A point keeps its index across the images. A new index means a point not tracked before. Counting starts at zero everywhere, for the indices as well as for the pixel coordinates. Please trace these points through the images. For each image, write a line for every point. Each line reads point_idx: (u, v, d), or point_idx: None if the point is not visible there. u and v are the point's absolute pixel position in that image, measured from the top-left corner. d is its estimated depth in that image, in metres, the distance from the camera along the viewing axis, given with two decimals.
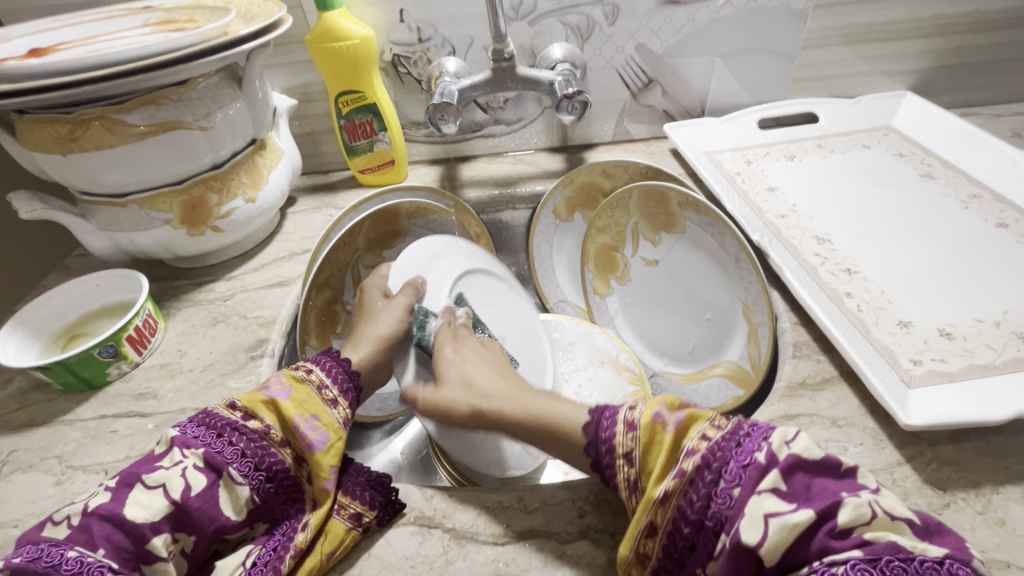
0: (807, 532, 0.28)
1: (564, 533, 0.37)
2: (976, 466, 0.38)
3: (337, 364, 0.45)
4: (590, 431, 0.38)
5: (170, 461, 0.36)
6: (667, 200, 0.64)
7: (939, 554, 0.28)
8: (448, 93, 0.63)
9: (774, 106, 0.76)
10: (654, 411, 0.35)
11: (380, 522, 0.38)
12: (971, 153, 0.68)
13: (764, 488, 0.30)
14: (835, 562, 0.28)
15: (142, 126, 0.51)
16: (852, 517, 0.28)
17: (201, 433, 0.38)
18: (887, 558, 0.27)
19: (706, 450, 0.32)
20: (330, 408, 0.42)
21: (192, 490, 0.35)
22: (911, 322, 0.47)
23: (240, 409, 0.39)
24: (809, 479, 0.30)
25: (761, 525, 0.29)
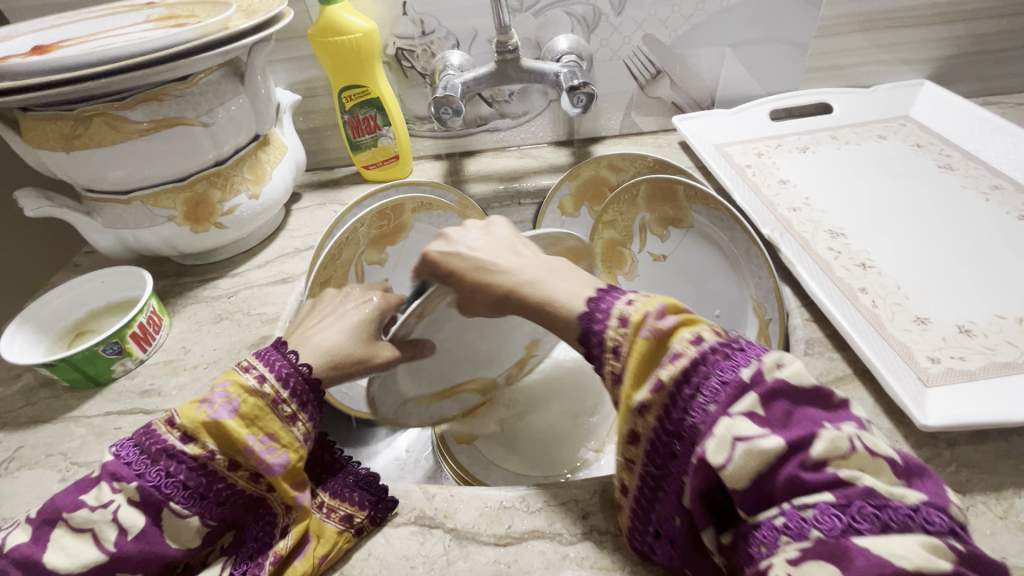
0: (779, 463, 0.25)
1: (566, 534, 0.36)
2: (998, 469, 0.36)
3: (292, 368, 0.39)
4: (583, 322, 0.34)
5: (97, 500, 0.32)
6: (675, 194, 0.62)
7: (914, 501, 0.24)
8: (451, 86, 0.62)
9: (786, 97, 0.74)
10: (648, 310, 0.31)
11: (373, 521, 0.38)
12: (992, 143, 0.66)
13: (737, 410, 0.26)
14: (806, 506, 0.25)
15: (145, 123, 0.51)
16: (827, 450, 0.25)
17: (129, 464, 0.33)
18: (859, 504, 0.24)
19: (692, 358, 0.29)
20: (286, 424, 0.37)
21: (128, 533, 0.32)
22: (928, 319, 0.45)
23: (179, 430, 0.34)
24: (792, 406, 0.27)
25: (727, 447, 0.26)
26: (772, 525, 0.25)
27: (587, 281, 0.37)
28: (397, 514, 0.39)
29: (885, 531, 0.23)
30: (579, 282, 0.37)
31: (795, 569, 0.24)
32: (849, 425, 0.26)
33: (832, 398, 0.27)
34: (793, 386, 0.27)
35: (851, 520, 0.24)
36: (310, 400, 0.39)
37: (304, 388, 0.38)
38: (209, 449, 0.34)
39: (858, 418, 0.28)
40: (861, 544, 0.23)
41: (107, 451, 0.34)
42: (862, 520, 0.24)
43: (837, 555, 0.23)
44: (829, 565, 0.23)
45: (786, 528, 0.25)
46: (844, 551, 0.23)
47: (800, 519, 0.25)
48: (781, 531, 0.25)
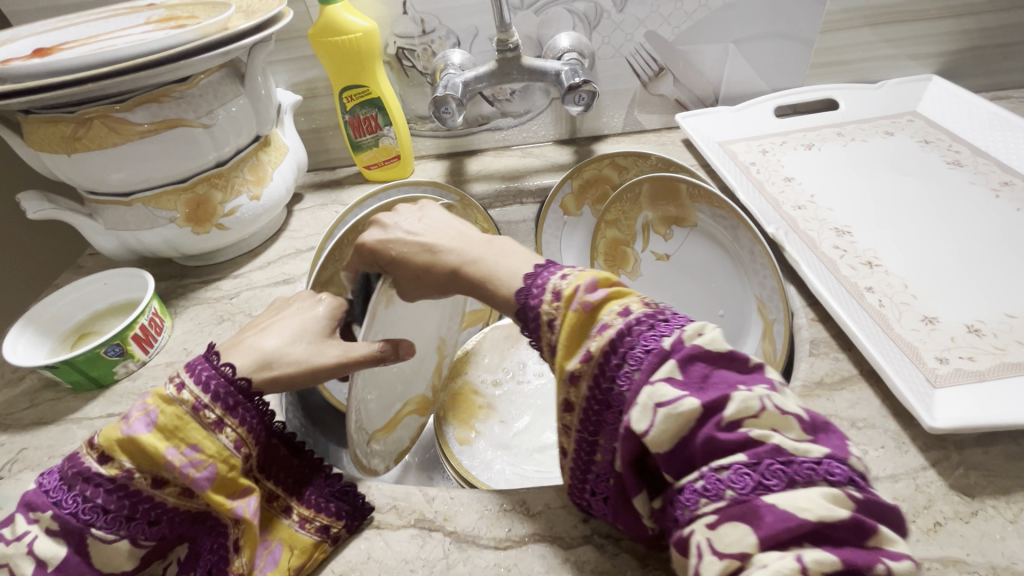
0: (697, 427, 0.26)
1: (567, 538, 0.36)
2: (1008, 472, 0.35)
3: (215, 372, 0.36)
4: (521, 297, 0.35)
5: (15, 533, 0.32)
6: (679, 193, 0.61)
7: (820, 456, 0.25)
8: (452, 85, 0.61)
9: (791, 93, 0.73)
10: (580, 284, 0.33)
11: (350, 530, 0.38)
12: (1002, 138, 0.65)
13: (658, 378, 0.27)
14: (721, 467, 0.26)
15: (145, 125, 0.51)
16: (740, 411, 0.26)
17: (47, 493, 0.32)
18: (768, 462, 0.25)
19: (617, 329, 0.30)
20: (211, 433, 0.34)
21: (48, 563, 0.31)
22: (937, 318, 0.45)
23: (97, 450, 0.33)
24: (709, 369, 0.27)
25: (649, 414, 0.27)
26: (693, 488, 0.26)
27: (528, 257, 0.38)
28: (397, 517, 0.38)
29: (793, 486, 0.24)
30: (519, 258, 0.38)
31: (712, 531, 0.25)
32: (761, 386, 0.27)
33: (748, 360, 0.28)
34: (711, 351, 0.28)
35: (762, 478, 0.25)
36: (235, 401, 0.36)
37: (226, 390, 0.36)
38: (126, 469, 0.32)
39: (772, 379, 0.28)
40: (770, 501, 0.24)
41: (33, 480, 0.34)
42: (772, 477, 0.25)
43: (750, 516, 0.24)
44: (742, 525, 0.24)
45: (705, 491, 0.26)
46: (754, 510, 0.24)
47: (717, 481, 0.25)
48: (701, 493, 0.26)
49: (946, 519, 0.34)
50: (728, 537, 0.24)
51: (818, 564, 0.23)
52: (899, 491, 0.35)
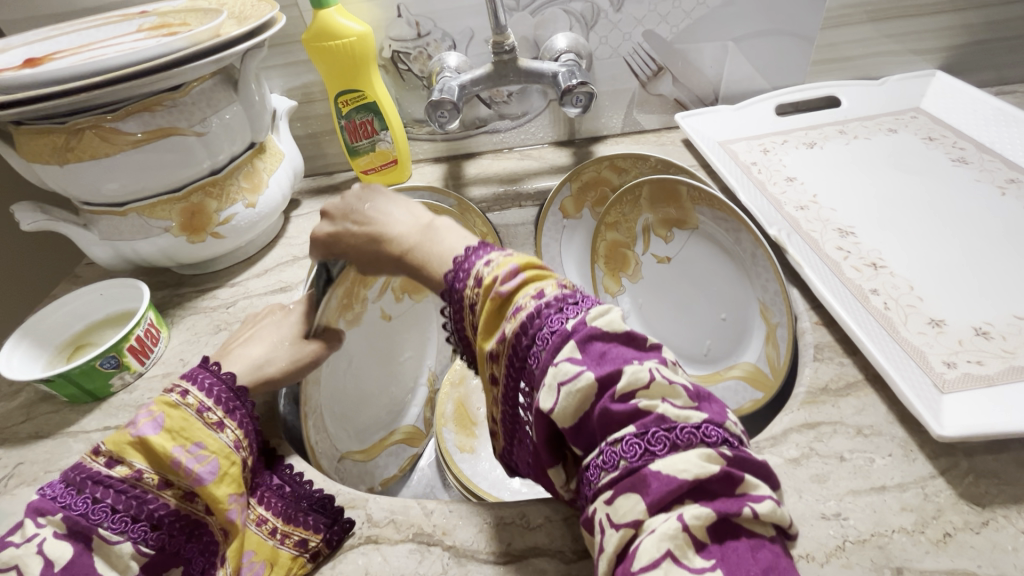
0: (594, 402, 0.27)
1: (567, 552, 0.35)
2: (1019, 480, 0.34)
3: (216, 379, 0.40)
4: (448, 279, 0.36)
5: (22, 536, 0.30)
6: (679, 195, 0.61)
7: (698, 422, 0.26)
8: (448, 88, 0.61)
9: (792, 91, 0.72)
10: (500, 271, 0.33)
11: (330, 544, 0.37)
12: (1008, 134, 0.64)
13: (560, 358, 0.28)
14: (615, 441, 0.27)
15: (138, 134, 0.50)
16: (630, 383, 0.27)
17: (59, 494, 0.32)
18: (653, 431, 0.26)
19: (529, 312, 0.31)
20: (213, 431, 0.37)
21: (56, 565, 0.30)
22: (943, 320, 0.44)
23: (105, 455, 0.34)
24: (607, 346, 0.28)
25: (552, 393, 0.28)
26: (595, 464, 0.27)
27: (463, 241, 0.38)
28: (395, 531, 0.38)
29: (674, 450, 0.25)
30: (456, 242, 0.38)
31: (610, 506, 0.26)
32: (651, 361, 0.28)
33: (643, 338, 0.29)
34: (609, 330, 0.29)
35: (648, 445, 0.26)
36: (230, 399, 0.39)
37: (219, 388, 0.39)
38: (138, 467, 0.34)
39: (666, 356, 0.30)
40: (655, 468, 0.25)
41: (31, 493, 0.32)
42: (657, 444, 0.26)
43: (639, 485, 0.25)
44: (633, 494, 0.25)
45: (604, 464, 0.27)
46: (642, 479, 0.25)
47: (613, 454, 0.26)
48: (600, 467, 0.27)
49: (956, 530, 0.33)
50: (624, 508, 0.25)
51: (696, 522, 0.24)
52: (907, 501, 0.34)
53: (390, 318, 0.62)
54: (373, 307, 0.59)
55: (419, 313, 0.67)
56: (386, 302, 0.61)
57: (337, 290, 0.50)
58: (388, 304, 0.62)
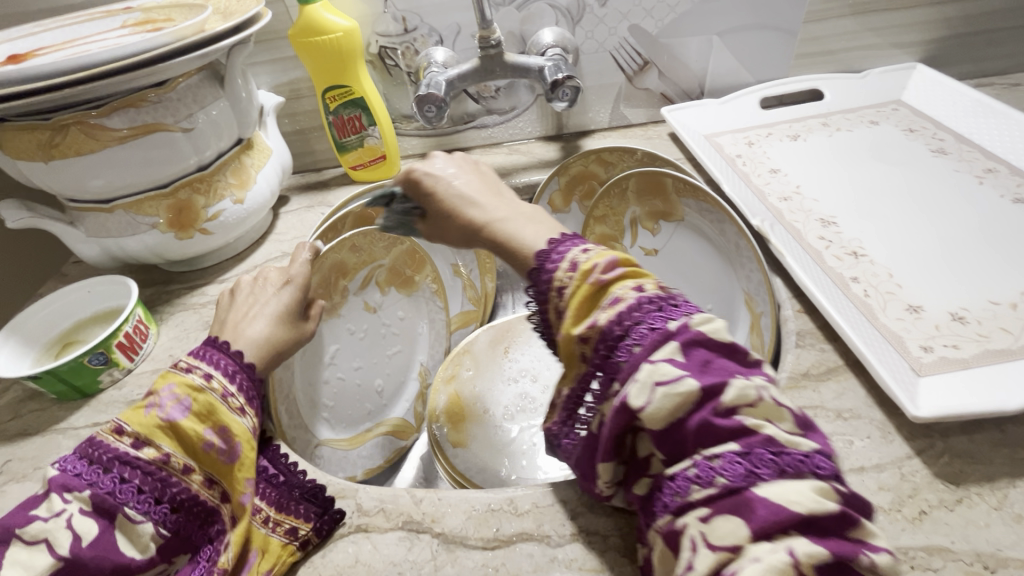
0: (694, 410, 0.27)
1: (555, 536, 0.36)
2: (991, 458, 0.36)
3: (228, 357, 0.41)
4: (538, 259, 0.34)
5: (49, 511, 0.31)
6: (665, 187, 0.61)
7: (808, 450, 0.26)
8: (435, 83, 0.61)
9: (776, 84, 0.73)
10: (598, 260, 0.32)
11: (320, 534, 0.37)
12: (986, 125, 0.65)
13: (659, 358, 0.28)
14: (714, 456, 0.27)
15: (124, 130, 0.50)
16: (737, 397, 0.27)
17: (79, 473, 0.32)
18: (758, 452, 0.26)
19: (629, 303, 0.30)
20: (236, 415, 0.38)
21: (83, 540, 0.30)
22: (921, 306, 0.45)
23: (130, 436, 0.34)
24: (710, 356, 0.28)
25: (647, 390, 0.27)
26: (687, 476, 0.27)
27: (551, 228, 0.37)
28: (385, 519, 0.38)
29: (782, 475, 0.25)
30: (545, 228, 0.37)
31: (706, 524, 0.26)
32: (759, 379, 0.28)
33: (747, 355, 0.29)
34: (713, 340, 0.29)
35: (753, 466, 0.26)
36: (250, 385, 0.41)
37: (241, 377, 0.40)
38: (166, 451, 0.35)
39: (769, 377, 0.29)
40: (762, 495, 0.25)
41: (48, 466, 0.33)
42: (761, 467, 0.26)
43: (743, 509, 0.25)
44: (735, 518, 0.25)
45: (697, 478, 0.27)
46: (747, 502, 0.25)
47: (709, 468, 0.26)
48: (693, 480, 0.27)
49: (931, 508, 0.34)
50: (722, 529, 0.25)
51: (807, 555, 0.24)
52: (885, 481, 0.35)
53: (374, 309, 0.64)
54: (355, 299, 0.62)
55: (406, 305, 0.67)
56: (369, 294, 0.64)
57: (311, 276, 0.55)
58: (371, 295, 0.64)
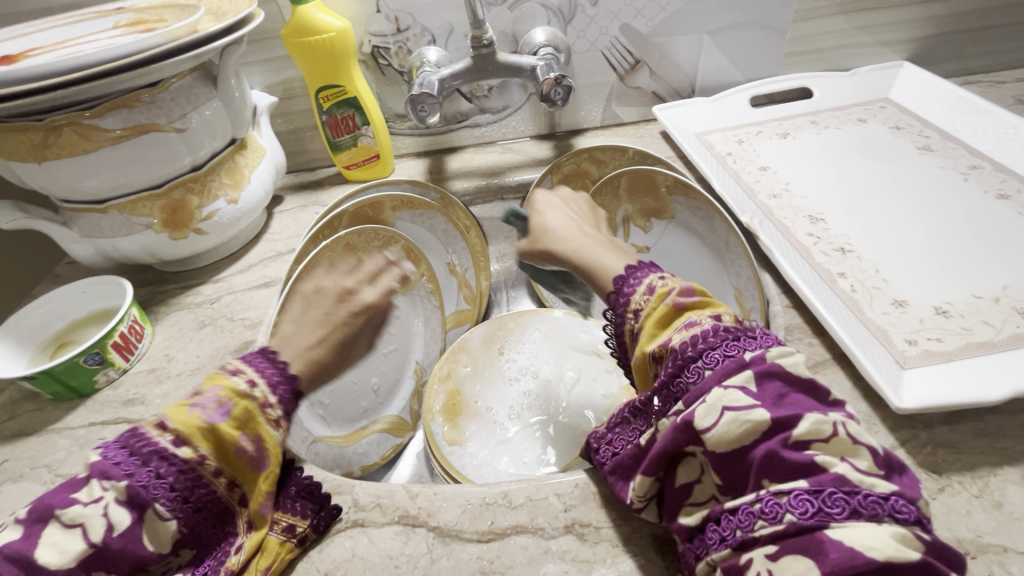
0: (762, 439, 0.27)
1: (547, 529, 0.36)
2: (973, 448, 0.36)
3: (271, 365, 0.38)
4: (618, 282, 0.38)
5: (89, 496, 0.31)
6: (655, 185, 0.62)
7: (886, 492, 0.26)
8: (427, 83, 0.61)
9: (766, 82, 0.74)
10: (676, 286, 0.36)
11: (316, 530, 0.37)
12: (972, 122, 0.66)
13: (732, 385, 0.29)
14: (780, 492, 0.27)
15: (118, 130, 0.51)
16: (810, 431, 0.27)
17: (118, 461, 0.32)
18: (830, 490, 0.26)
19: (704, 327, 0.33)
20: (272, 427, 0.37)
21: (115, 530, 0.30)
22: (906, 301, 0.46)
23: (171, 433, 0.33)
24: (785, 389, 0.29)
25: (715, 414, 0.28)
26: (750, 510, 0.27)
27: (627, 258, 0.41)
28: (381, 514, 0.39)
29: (857, 517, 0.25)
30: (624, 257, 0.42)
31: (774, 562, 0.26)
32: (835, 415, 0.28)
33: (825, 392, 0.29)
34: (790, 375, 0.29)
35: (823, 505, 0.26)
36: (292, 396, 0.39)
37: (286, 387, 0.38)
38: (204, 455, 0.34)
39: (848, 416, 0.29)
40: (833, 534, 0.25)
41: (92, 449, 0.32)
42: (833, 506, 0.26)
43: (812, 549, 0.25)
44: (805, 559, 0.25)
45: (763, 513, 0.27)
46: (819, 543, 0.25)
47: (775, 505, 0.27)
48: (757, 515, 0.27)
49: None
50: (790, 569, 0.25)
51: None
52: None
53: None
54: None
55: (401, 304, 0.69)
56: None
57: (304, 275, 0.57)
58: None
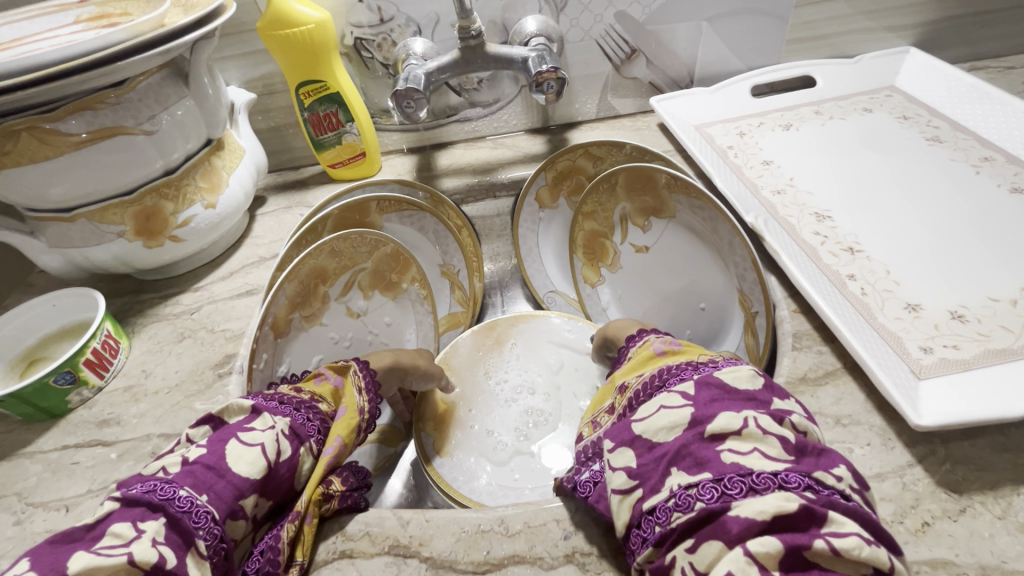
0: (681, 431, 0.31)
1: (547, 558, 0.34)
2: (995, 465, 0.35)
3: (364, 366, 0.49)
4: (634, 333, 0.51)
5: (263, 425, 0.38)
6: (655, 183, 0.59)
7: (778, 470, 0.29)
8: (413, 77, 0.58)
9: (767, 71, 0.71)
10: (666, 339, 0.43)
11: (342, 505, 0.38)
12: (981, 111, 0.63)
13: (674, 389, 0.34)
14: (691, 485, 0.29)
15: (82, 134, 0.47)
16: (724, 426, 0.30)
17: (271, 403, 0.40)
18: (729, 475, 0.29)
19: (670, 367, 0.38)
20: (358, 393, 0.45)
21: (281, 456, 0.37)
22: (919, 304, 0.43)
23: (307, 394, 0.43)
24: (716, 393, 0.33)
25: (653, 407, 0.34)
26: (666, 505, 0.29)
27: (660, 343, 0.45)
28: (371, 544, 0.36)
29: (752, 493, 0.28)
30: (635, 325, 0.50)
31: (693, 554, 0.28)
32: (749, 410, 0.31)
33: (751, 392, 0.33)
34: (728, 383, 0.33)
35: (724, 489, 0.28)
36: (373, 380, 0.49)
37: (370, 370, 0.49)
38: (333, 408, 0.44)
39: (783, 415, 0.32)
40: (733, 510, 0.27)
41: (242, 398, 0.39)
42: (733, 487, 0.28)
43: (719, 530, 0.27)
44: (716, 542, 0.27)
45: (677, 506, 0.29)
46: (720, 521, 0.27)
47: (687, 496, 0.29)
48: (673, 509, 0.29)
49: (933, 519, 0.33)
50: (707, 555, 0.27)
51: (761, 550, 0.26)
52: (885, 491, 0.34)
53: (359, 314, 0.64)
54: (337, 305, 0.62)
55: (392, 309, 0.67)
56: (352, 298, 0.63)
57: (286, 285, 0.54)
58: (354, 300, 0.63)
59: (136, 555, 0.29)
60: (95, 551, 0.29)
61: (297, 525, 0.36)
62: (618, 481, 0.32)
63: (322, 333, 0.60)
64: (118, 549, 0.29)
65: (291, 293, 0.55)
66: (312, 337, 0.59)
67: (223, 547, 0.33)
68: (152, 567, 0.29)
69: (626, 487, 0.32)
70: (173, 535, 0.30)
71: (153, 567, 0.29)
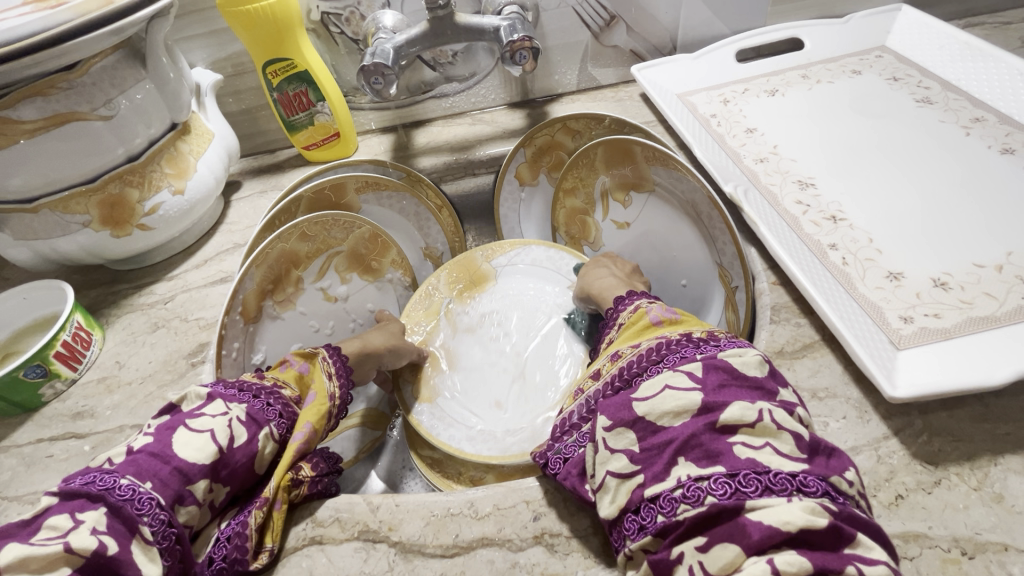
0: (689, 419, 0.30)
1: (516, 540, 0.34)
2: (972, 436, 0.34)
3: (334, 354, 0.48)
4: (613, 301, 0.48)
5: (215, 411, 0.37)
6: (634, 155, 0.57)
7: (797, 471, 0.28)
8: (381, 52, 0.55)
9: (752, 35, 0.68)
10: (660, 308, 0.41)
11: (315, 493, 0.38)
12: (974, 69, 0.61)
13: (680, 368, 0.33)
14: (701, 477, 0.28)
15: (34, 121, 0.46)
16: (738, 417, 0.29)
17: (229, 391, 0.40)
18: (745, 472, 0.28)
19: (671, 338, 0.37)
20: (327, 379, 0.45)
21: (237, 440, 0.37)
22: (902, 272, 0.42)
23: (270, 381, 0.43)
24: (725, 380, 0.31)
25: (657, 388, 0.32)
26: (672, 496, 0.28)
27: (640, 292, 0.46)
28: (340, 529, 0.36)
29: (768, 493, 0.27)
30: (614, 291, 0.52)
31: (704, 554, 0.27)
32: (762, 402, 0.31)
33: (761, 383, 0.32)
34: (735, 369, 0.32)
35: (740, 486, 0.27)
36: (345, 366, 0.48)
37: (341, 357, 0.48)
38: (299, 394, 0.44)
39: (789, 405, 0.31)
40: (755, 516, 0.26)
41: (197, 386, 0.39)
42: (748, 485, 0.27)
43: (737, 534, 0.26)
44: (732, 546, 0.26)
45: (685, 498, 0.28)
46: (741, 528, 0.26)
47: (696, 489, 0.28)
48: (679, 500, 0.28)
49: (908, 491, 0.32)
50: (720, 558, 0.26)
51: (789, 570, 0.25)
52: (859, 465, 0.33)
53: (338, 299, 0.63)
54: (312, 290, 0.61)
55: (373, 294, 0.66)
56: (330, 283, 0.62)
57: (254, 270, 0.53)
58: (332, 285, 0.62)
59: (73, 543, 0.29)
60: (30, 543, 0.29)
61: (265, 511, 0.35)
62: (617, 465, 0.31)
63: (299, 320, 0.59)
64: (54, 540, 0.29)
65: (260, 278, 0.54)
66: (290, 324, 0.59)
67: (173, 531, 0.32)
68: (92, 554, 0.29)
69: (626, 472, 0.31)
70: (115, 523, 0.30)
71: (93, 554, 0.29)
